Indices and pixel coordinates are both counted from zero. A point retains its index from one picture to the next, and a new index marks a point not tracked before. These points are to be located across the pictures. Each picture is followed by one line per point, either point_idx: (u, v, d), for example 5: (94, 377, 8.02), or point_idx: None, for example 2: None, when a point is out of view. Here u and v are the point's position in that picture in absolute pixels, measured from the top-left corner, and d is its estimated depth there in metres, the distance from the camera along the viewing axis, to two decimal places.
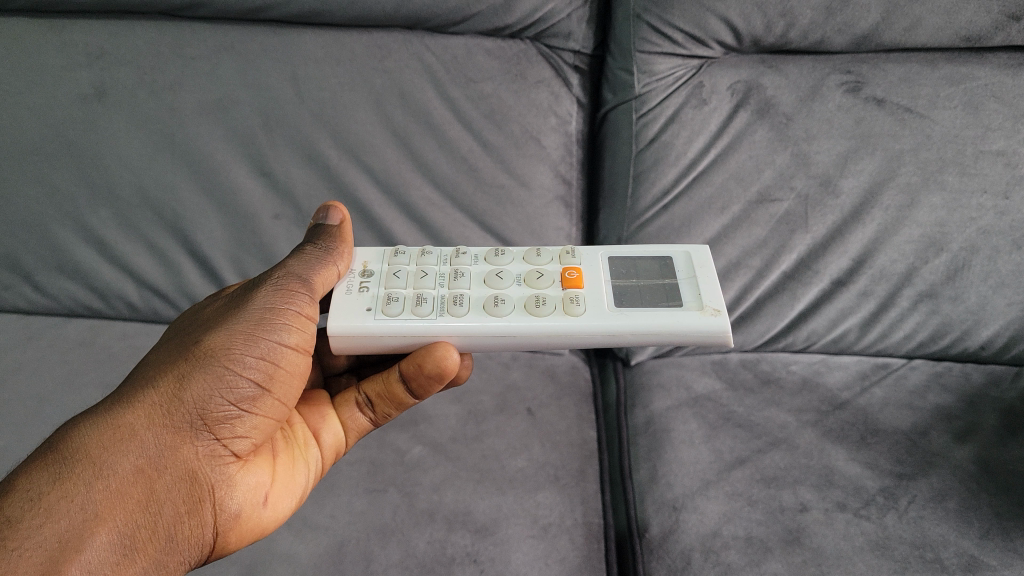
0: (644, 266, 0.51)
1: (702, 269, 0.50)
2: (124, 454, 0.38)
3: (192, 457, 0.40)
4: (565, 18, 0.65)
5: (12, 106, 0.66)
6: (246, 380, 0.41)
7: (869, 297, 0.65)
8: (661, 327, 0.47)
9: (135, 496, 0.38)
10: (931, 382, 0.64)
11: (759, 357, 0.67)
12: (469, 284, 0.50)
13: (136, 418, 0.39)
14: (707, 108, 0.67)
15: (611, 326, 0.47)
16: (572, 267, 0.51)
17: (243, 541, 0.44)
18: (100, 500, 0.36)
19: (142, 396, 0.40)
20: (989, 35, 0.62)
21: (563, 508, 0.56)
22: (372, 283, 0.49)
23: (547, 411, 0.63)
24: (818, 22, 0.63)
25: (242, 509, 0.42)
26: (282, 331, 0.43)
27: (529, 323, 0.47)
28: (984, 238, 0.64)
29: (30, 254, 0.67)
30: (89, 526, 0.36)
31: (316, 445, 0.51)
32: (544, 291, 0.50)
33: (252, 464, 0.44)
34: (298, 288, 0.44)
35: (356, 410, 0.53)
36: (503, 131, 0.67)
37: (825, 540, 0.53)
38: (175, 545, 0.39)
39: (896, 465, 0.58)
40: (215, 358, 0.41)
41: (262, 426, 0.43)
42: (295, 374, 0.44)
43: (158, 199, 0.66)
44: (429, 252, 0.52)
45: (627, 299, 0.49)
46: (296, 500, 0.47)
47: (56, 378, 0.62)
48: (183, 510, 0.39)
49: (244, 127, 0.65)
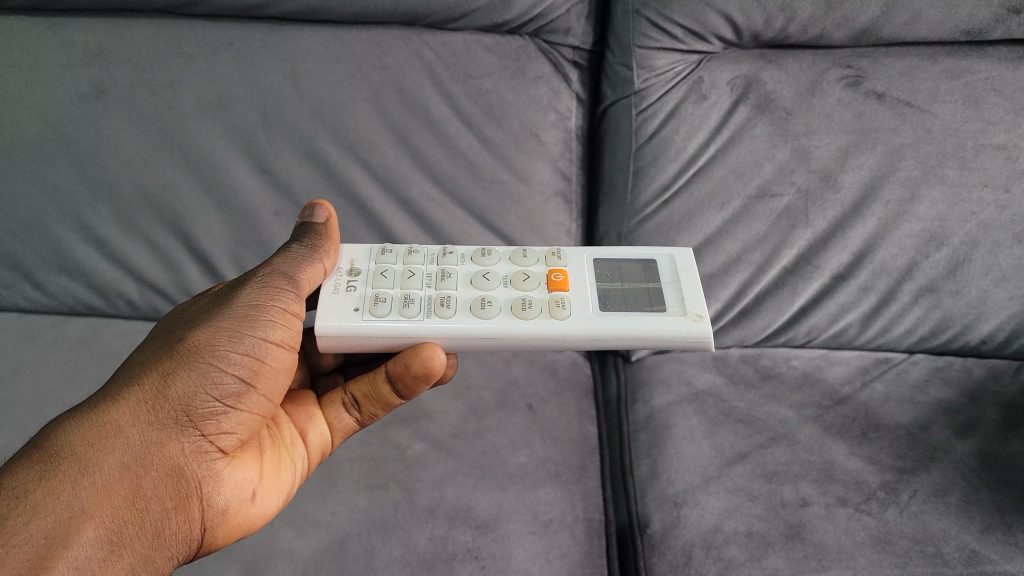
0: (629, 270, 0.52)
1: (686, 273, 0.51)
2: (110, 451, 0.38)
3: (179, 453, 0.40)
4: (564, 13, 0.65)
5: (10, 106, 0.66)
6: (232, 376, 0.41)
7: (870, 293, 0.65)
8: (645, 331, 0.47)
9: (122, 493, 0.38)
10: (932, 376, 0.64)
11: (760, 352, 0.66)
12: (455, 285, 0.50)
13: (122, 415, 0.39)
14: (707, 103, 0.67)
15: (597, 329, 0.48)
16: (558, 269, 0.51)
17: (231, 537, 0.44)
18: (86, 498, 0.36)
19: (128, 393, 0.40)
20: (989, 29, 0.63)
21: (564, 504, 0.56)
22: (360, 283, 0.49)
23: (547, 407, 0.62)
24: (818, 16, 0.63)
25: (230, 505, 0.42)
26: (267, 327, 0.43)
27: (516, 326, 0.47)
28: (985, 232, 0.64)
29: (29, 253, 0.66)
30: (75, 523, 0.36)
31: (302, 445, 0.50)
32: (530, 294, 0.50)
33: (240, 461, 0.44)
34: (283, 286, 0.44)
35: (343, 410, 0.53)
36: (503, 127, 0.67)
37: (826, 535, 0.54)
38: (163, 541, 0.39)
39: (897, 460, 0.58)
40: (199, 355, 0.41)
41: (250, 422, 0.43)
42: (282, 369, 0.44)
43: (157, 197, 0.65)
44: (416, 251, 0.52)
45: (611, 303, 0.49)
46: (283, 497, 0.47)
47: (56, 376, 0.61)
48: (170, 506, 0.39)
49: (243, 124, 0.65)
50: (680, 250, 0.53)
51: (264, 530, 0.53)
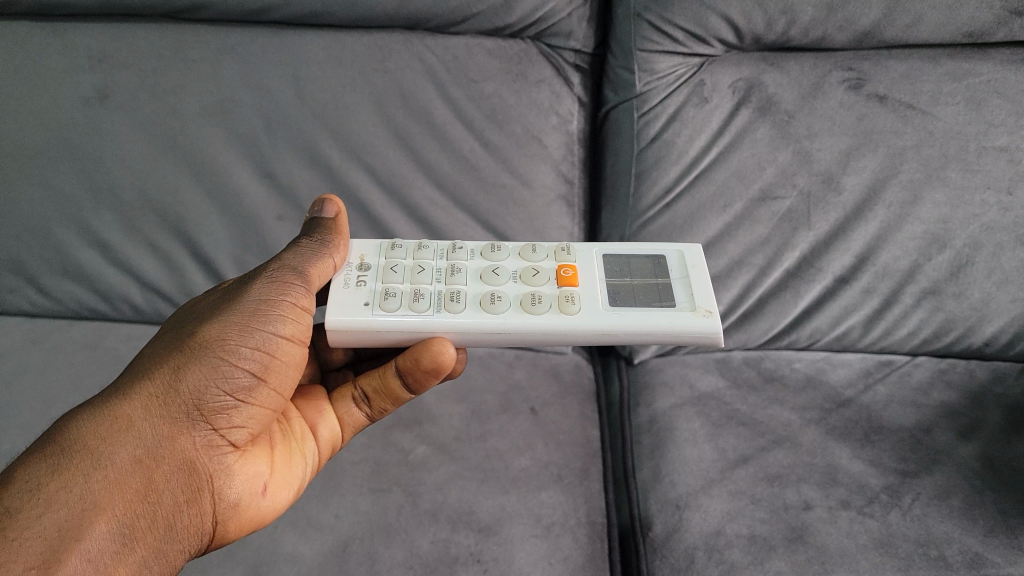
0: (638, 266, 0.52)
1: (696, 269, 0.51)
2: (121, 445, 0.38)
3: (190, 446, 0.40)
4: (565, 17, 0.65)
5: (15, 111, 0.66)
6: (242, 370, 0.41)
7: (872, 295, 0.65)
8: (654, 327, 0.48)
9: (134, 486, 0.38)
10: (935, 379, 0.65)
11: (763, 354, 0.67)
12: (464, 280, 0.50)
13: (133, 409, 0.39)
14: (708, 107, 0.67)
15: (607, 324, 0.48)
16: (567, 265, 0.51)
17: (243, 531, 0.44)
18: (98, 490, 0.37)
19: (139, 387, 0.40)
20: (991, 31, 0.63)
21: (566, 507, 0.56)
22: (369, 278, 0.49)
23: (550, 410, 0.62)
24: (818, 19, 0.63)
25: (241, 499, 0.42)
26: (277, 322, 0.43)
27: (526, 320, 0.48)
28: (988, 234, 0.64)
29: (34, 257, 0.66)
30: (89, 516, 0.36)
31: (313, 440, 0.51)
32: (540, 288, 0.50)
33: (251, 455, 0.44)
34: (293, 281, 0.44)
35: (353, 405, 0.53)
36: (504, 130, 0.67)
37: (829, 538, 0.54)
38: (175, 535, 0.39)
39: (900, 463, 0.59)
40: (210, 349, 0.41)
41: (261, 416, 0.43)
42: (292, 364, 0.44)
43: (161, 201, 0.66)
44: (426, 246, 0.52)
45: (620, 299, 0.49)
46: (294, 492, 0.47)
47: (61, 380, 0.62)
48: (182, 499, 0.39)
49: (246, 128, 0.65)
50: (688, 245, 0.53)
51: (268, 532, 0.53)
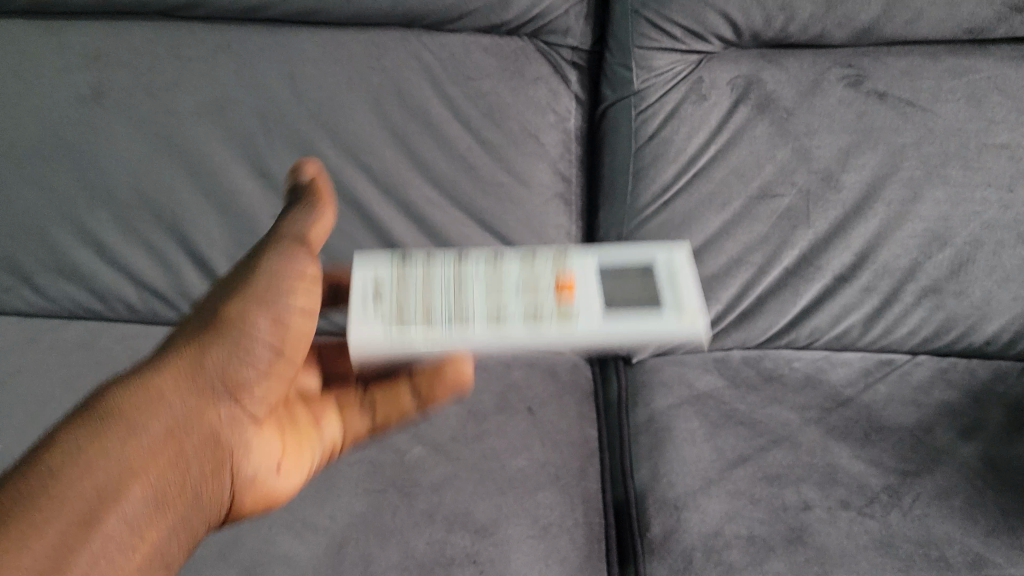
0: (630, 275, 0.45)
1: (681, 271, 0.45)
2: (150, 416, 0.36)
3: (216, 419, 0.38)
4: (563, 14, 0.65)
5: (12, 111, 0.66)
6: (263, 345, 0.40)
7: (872, 293, 0.65)
8: (659, 330, 0.43)
9: (164, 458, 0.36)
10: (936, 378, 0.64)
11: (762, 353, 0.66)
12: (468, 290, 0.44)
13: (160, 381, 0.37)
14: (707, 104, 0.66)
15: (609, 332, 0.43)
16: (564, 274, 0.45)
17: (256, 505, 0.43)
18: (131, 458, 0.35)
19: (162, 360, 0.38)
20: (992, 27, 0.63)
21: (563, 508, 0.55)
22: (381, 297, 0.44)
23: (547, 410, 0.62)
24: (817, 15, 0.63)
25: (257, 473, 0.41)
26: (297, 296, 0.42)
27: (538, 330, 0.42)
28: (990, 232, 0.64)
29: (29, 257, 0.65)
30: (127, 477, 0.34)
31: (319, 437, 0.48)
32: (540, 300, 0.44)
33: (267, 432, 0.43)
34: (304, 252, 0.43)
35: (358, 412, 0.51)
36: (502, 128, 0.65)
37: (829, 539, 0.53)
38: (200, 504, 0.38)
39: (901, 463, 0.58)
40: (234, 323, 0.39)
41: (277, 392, 0.42)
42: (306, 341, 0.43)
43: (158, 201, 0.65)
44: (409, 272, 0.45)
45: (614, 303, 0.44)
46: (305, 476, 0.46)
47: (53, 381, 0.61)
48: (207, 472, 0.38)
49: (243, 126, 0.65)
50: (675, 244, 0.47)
51: (262, 532, 0.53)
